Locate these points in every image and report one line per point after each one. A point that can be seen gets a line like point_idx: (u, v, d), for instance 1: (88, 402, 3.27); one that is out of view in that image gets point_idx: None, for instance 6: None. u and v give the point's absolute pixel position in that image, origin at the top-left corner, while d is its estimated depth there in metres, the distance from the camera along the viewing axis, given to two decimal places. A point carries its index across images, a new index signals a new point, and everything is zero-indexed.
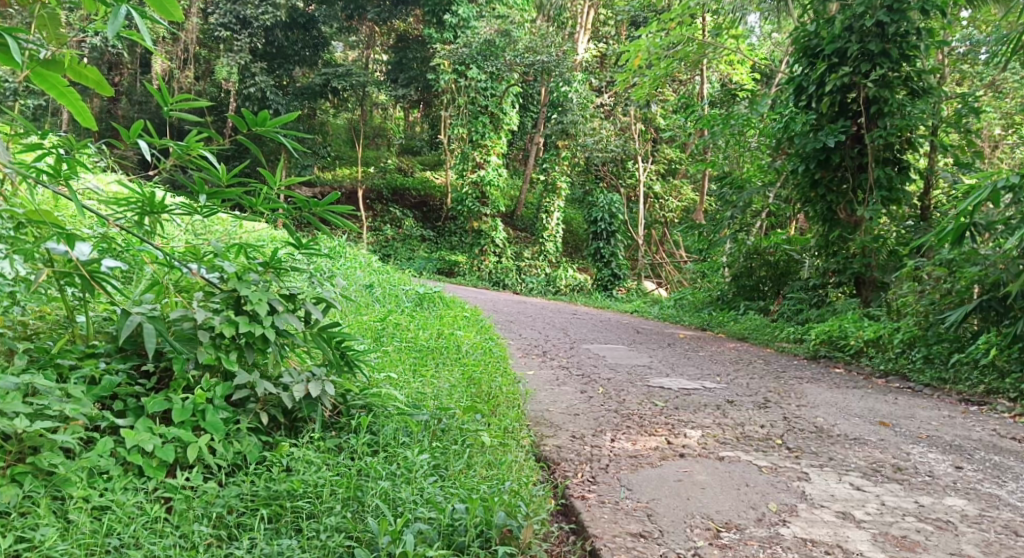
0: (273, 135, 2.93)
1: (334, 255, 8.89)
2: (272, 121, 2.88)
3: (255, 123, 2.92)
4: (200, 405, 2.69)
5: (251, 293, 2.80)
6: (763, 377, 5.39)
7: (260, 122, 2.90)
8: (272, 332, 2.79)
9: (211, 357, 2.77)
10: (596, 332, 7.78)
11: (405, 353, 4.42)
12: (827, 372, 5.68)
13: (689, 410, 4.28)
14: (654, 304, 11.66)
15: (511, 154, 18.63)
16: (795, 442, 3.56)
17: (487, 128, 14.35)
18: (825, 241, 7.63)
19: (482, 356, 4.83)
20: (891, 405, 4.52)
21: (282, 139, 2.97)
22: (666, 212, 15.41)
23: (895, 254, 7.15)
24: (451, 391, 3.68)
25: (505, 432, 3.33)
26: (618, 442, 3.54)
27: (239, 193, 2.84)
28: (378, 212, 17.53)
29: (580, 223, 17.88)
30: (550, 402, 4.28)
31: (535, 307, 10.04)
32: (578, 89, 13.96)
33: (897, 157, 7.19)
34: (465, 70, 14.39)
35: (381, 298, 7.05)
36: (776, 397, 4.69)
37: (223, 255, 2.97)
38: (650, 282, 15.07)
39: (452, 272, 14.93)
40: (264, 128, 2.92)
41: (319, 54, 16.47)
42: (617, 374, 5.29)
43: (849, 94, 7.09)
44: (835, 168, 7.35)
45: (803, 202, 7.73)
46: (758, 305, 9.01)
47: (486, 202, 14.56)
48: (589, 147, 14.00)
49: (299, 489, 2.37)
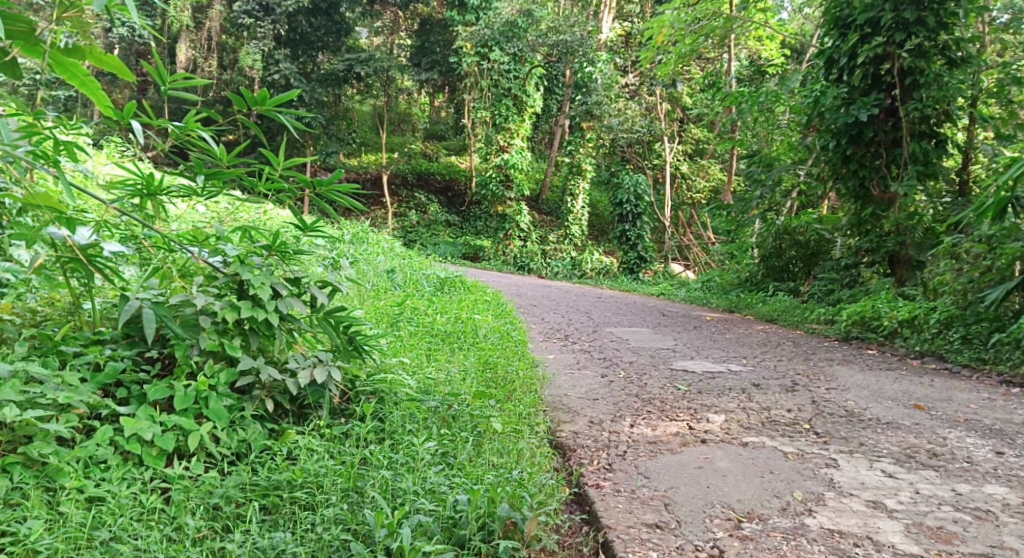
0: (274, 114, 2.86)
1: (354, 242, 8.80)
2: (272, 101, 2.81)
3: (255, 102, 2.83)
4: (203, 392, 2.63)
5: (253, 276, 2.71)
6: (791, 358, 5.24)
7: (261, 102, 2.83)
8: (275, 317, 2.71)
9: (214, 343, 2.70)
10: (621, 315, 7.64)
11: (419, 337, 4.32)
12: (859, 353, 5.49)
13: (713, 393, 4.13)
14: (679, 287, 11.48)
15: (536, 137, 18.46)
16: (825, 427, 3.42)
17: (510, 111, 14.17)
18: (856, 219, 7.38)
19: (499, 340, 4.72)
20: (927, 387, 4.34)
21: (282, 119, 2.91)
22: (694, 192, 15.06)
23: (930, 231, 6.89)
24: (465, 376, 3.59)
25: (517, 418, 3.23)
26: (637, 427, 3.42)
27: (240, 174, 2.75)
28: (403, 198, 17.50)
29: (606, 206, 17.64)
30: (569, 386, 4.19)
31: (560, 291, 9.92)
32: (602, 69, 13.72)
33: (933, 130, 6.92)
34: (487, 52, 14.21)
35: (403, 283, 6.97)
36: (805, 380, 4.53)
37: (227, 238, 2.89)
38: (677, 264, 14.88)
39: (478, 257, 14.85)
40: (264, 107, 2.87)
41: (343, 40, 16.12)
42: (639, 357, 5.16)
43: (883, 65, 6.83)
44: (868, 143, 7.12)
45: (834, 178, 7.49)
46: (788, 287, 8.78)
47: (510, 186, 14.45)
48: (614, 129, 13.65)
49: (298, 478, 2.30)
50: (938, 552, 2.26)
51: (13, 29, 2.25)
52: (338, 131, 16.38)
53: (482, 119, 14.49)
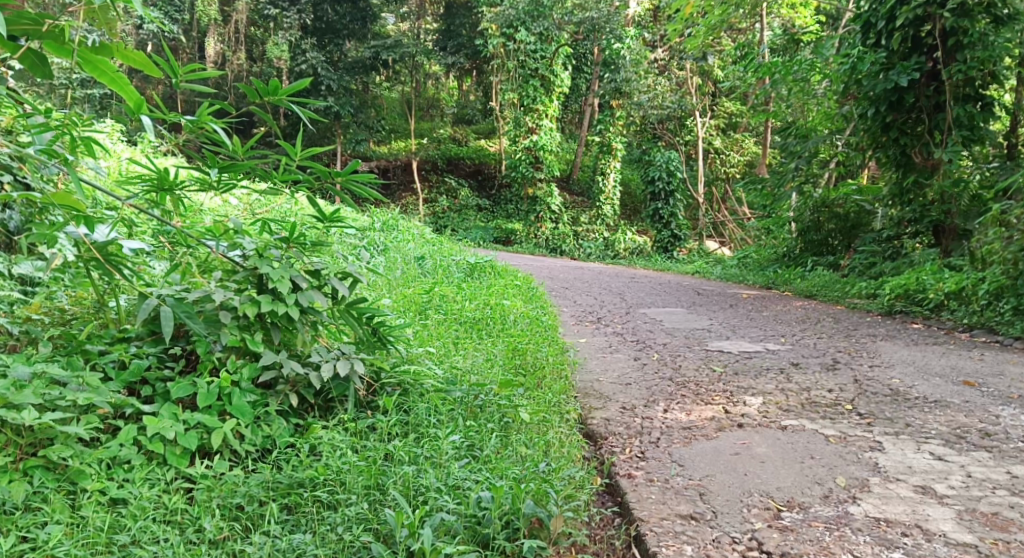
0: (286, 103, 2.79)
1: (384, 230, 8.77)
2: (284, 90, 2.74)
3: (267, 93, 2.77)
4: (226, 389, 2.58)
5: (272, 270, 2.65)
6: (831, 335, 5.07)
7: (273, 92, 2.77)
8: (296, 311, 2.65)
9: (235, 339, 2.65)
10: (655, 295, 7.50)
11: (446, 326, 4.26)
12: (904, 328, 5.29)
13: (750, 374, 4.01)
14: (715, 264, 11.27)
15: (566, 117, 18.24)
16: (868, 407, 3.27)
17: (539, 92, 13.93)
18: (897, 189, 7.11)
19: (528, 326, 4.63)
20: (977, 362, 4.16)
21: (295, 109, 2.83)
22: (728, 167, 14.76)
23: (977, 198, 6.69)
24: (492, 364, 3.52)
25: (545, 406, 3.16)
26: (670, 413, 3.32)
27: (257, 166, 2.68)
28: (433, 184, 17.47)
29: (638, 184, 17.36)
30: (601, 371, 4.10)
31: (593, 272, 9.78)
32: (630, 45, 13.45)
33: (979, 93, 6.63)
34: (513, 33, 13.98)
35: (432, 270, 6.92)
36: (847, 358, 4.38)
37: (246, 231, 2.83)
38: (713, 242, 14.61)
39: (510, 240, 14.76)
40: (276, 98, 2.79)
41: (369, 26, 16.02)
42: (674, 338, 5.04)
43: (923, 27, 6.52)
44: (909, 109, 6.84)
45: (873, 148, 7.21)
46: (828, 261, 8.54)
47: (540, 167, 14.28)
48: (644, 105, 13.28)
49: (321, 476, 2.26)
50: (995, 541, 2.13)
51: (37, 30, 2.27)
52: (367, 119, 16.34)
53: (510, 101, 14.30)
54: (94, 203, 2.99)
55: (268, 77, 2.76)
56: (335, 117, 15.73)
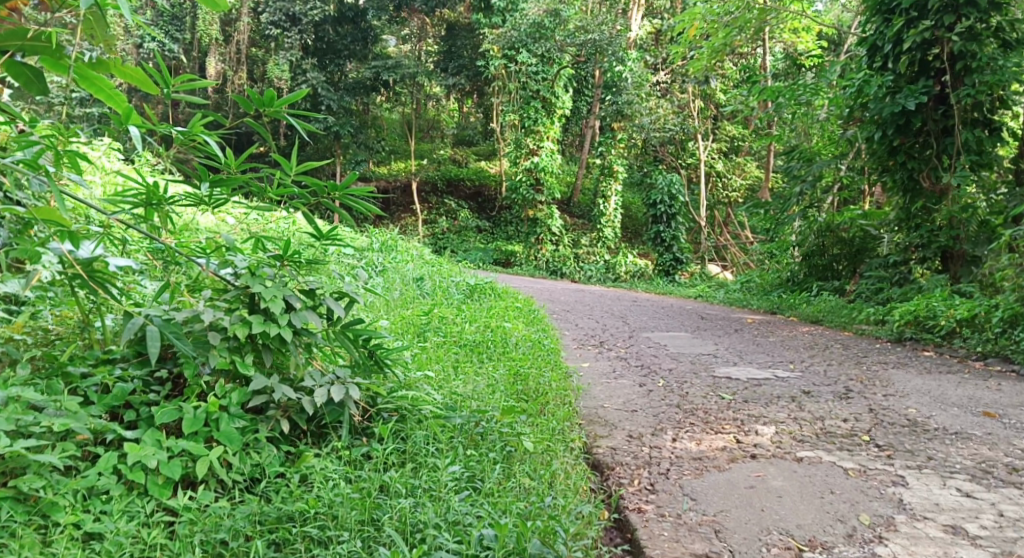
0: (283, 116, 2.69)
1: (383, 251, 8.66)
2: (280, 101, 2.63)
3: (263, 104, 2.67)
4: (214, 414, 2.44)
5: (264, 289, 2.52)
6: (842, 362, 4.93)
7: (269, 104, 2.67)
8: (289, 332, 2.53)
9: (224, 361, 2.51)
10: (658, 319, 7.37)
11: (446, 349, 4.13)
12: (915, 355, 5.16)
13: (760, 402, 3.87)
14: (717, 288, 11.16)
15: (567, 140, 18.24)
16: (886, 439, 3.14)
17: (540, 113, 13.92)
18: (904, 213, 7.02)
19: (530, 350, 4.50)
20: (994, 392, 4.03)
21: (292, 121, 2.72)
22: (730, 191, 14.71)
23: (986, 225, 6.50)
24: (494, 391, 3.38)
25: (549, 434, 3.02)
26: (679, 442, 3.18)
27: (252, 180, 2.57)
28: (433, 205, 17.43)
29: (639, 208, 17.29)
30: (605, 397, 3.97)
31: (594, 295, 9.67)
32: (632, 68, 13.45)
33: (987, 118, 6.57)
34: (514, 54, 13.98)
35: (432, 291, 6.80)
36: (860, 386, 4.24)
37: (240, 248, 2.71)
38: (714, 265, 14.53)
39: (510, 262, 14.63)
40: (273, 109, 2.68)
41: (371, 48, 16.06)
42: (679, 364, 4.90)
43: (931, 50, 6.48)
44: (916, 133, 6.79)
45: (880, 171, 7.16)
46: (833, 286, 8.42)
47: (541, 189, 14.21)
48: (646, 127, 13.40)
49: (312, 510, 2.13)
50: None
51: (35, 45, 2.15)
52: (367, 139, 16.32)
53: (511, 122, 14.25)
54: (81, 218, 2.86)
55: (264, 88, 2.66)
56: (336, 137, 15.71)
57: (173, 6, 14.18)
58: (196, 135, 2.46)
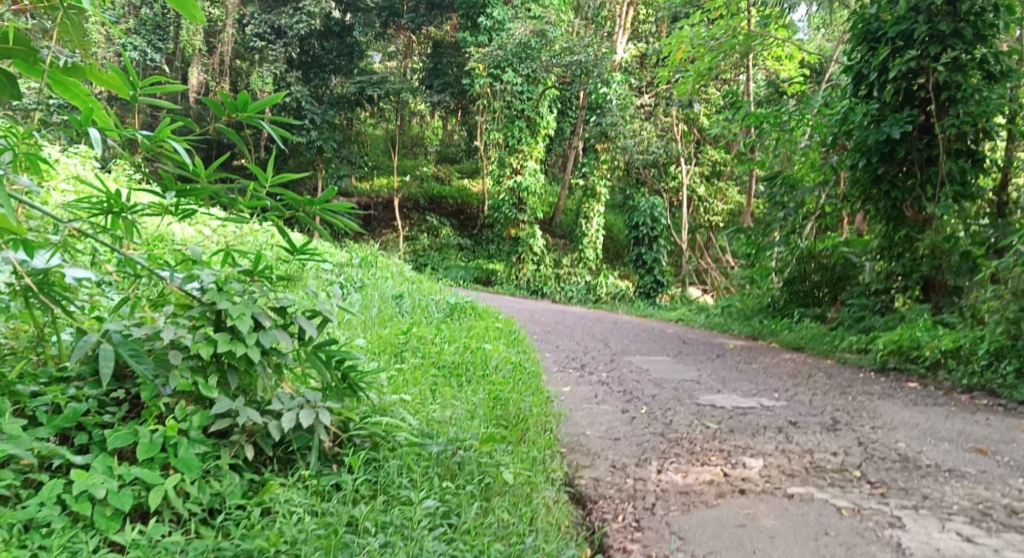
0: (257, 123, 2.54)
1: (362, 267, 8.50)
2: (253, 106, 2.48)
3: (235, 108, 2.51)
4: (171, 439, 2.27)
5: (231, 306, 2.37)
6: (826, 392, 4.83)
7: (242, 108, 2.51)
8: (256, 352, 2.37)
9: (186, 383, 2.34)
10: (639, 342, 7.27)
11: (423, 371, 3.97)
12: (900, 386, 5.09)
13: (747, 432, 3.76)
14: (698, 312, 11.10)
15: (551, 160, 18.23)
16: (878, 475, 3.05)
17: (523, 133, 13.91)
18: (887, 241, 6.99)
19: (511, 373, 4.36)
20: (983, 427, 3.96)
21: (265, 128, 2.58)
22: (711, 215, 14.74)
23: (968, 255, 6.51)
24: (473, 417, 3.23)
25: (529, 464, 2.88)
26: (665, 474, 3.05)
27: (223, 190, 2.41)
28: (415, 221, 17.32)
29: (621, 229, 17.28)
30: (587, 424, 3.83)
31: (576, 316, 9.56)
32: (617, 90, 13.37)
33: (971, 149, 6.55)
34: (500, 73, 13.95)
35: (410, 309, 6.63)
36: (847, 417, 4.14)
37: (209, 260, 2.55)
38: (695, 289, 14.52)
39: (491, 280, 14.50)
40: (245, 114, 2.54)
41: (356, 63, 15.94)
42: (663, 390, 4.78)
43: (916, 80, 6.49)
44: (900, 161, 6.78)
45: (863, 199, 7.10)
46: (814, 313, 8.38)
47: (524, 209, 14.13)
48: (630, 149, 13.26)
49: (273, 547, 1.99)
50: None
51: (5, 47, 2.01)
52: (350, 153, 16.17)
53: (495, 140, 14.17)
54: (40, 224, 2.66)
55: (237, 90, 2.51)
56: (318, 150, 15.56)
57: (156, 15, 14.00)
58: (164, 141, 2.30)
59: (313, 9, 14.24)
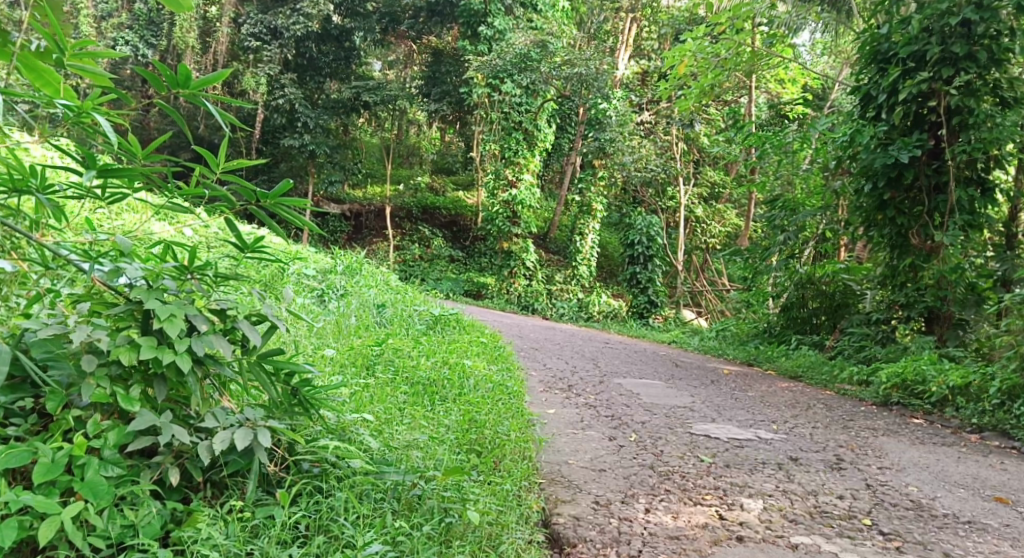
0: (201, 102, 2.13)
1: (346, 274, 8.18)
2: (197, 83, 2.09)
3: (178, 84, 2.10)
4: (79, 459, 1.96)
5: (159, 306, 2.05)
6: (828, 426, 4.51)
7: (185, 84, 2.10)
8: (185, 361, 2.06)
9: (101, 394, 2.01)
10: (631, 364, 6.94)
11: (393, 387, 3.64)
12: (905, 422, 4.78)
13: (742, 467, 3.45)
14: (692, 334, 10.78)
15: (547, 174, 17.96)
16: (891, 525, 2.75)
17: (520, 145, 13.61)
18: (890, 270, 6.68)
19: (489, 393, 4.03)
20: (999, 472, 3.65)
21: (210, 108, 2.17)
22: (708, 237, 14.41)
23: (973, 287, 6.20)
24: (445, 443, 2.91)
25: (502, 500, 2.56)
26: (653, 515, 2.73)
27: (162, 173, 2.10)
28: (407, 231, 17.00)
29: (616, 247, 16.99)
30: (570, 452, 3.51)
31: (567, 334, 9.23)
32: (616, 106, 13.11)
33: (981, 177, 6.26)
34: (499, 84, 13.64)
35: (392, 320, 6.29)
36: (851, 455, 3.83)
37: (147, 253, 2.24)
38: (689, 310, 14.23)
39: (481, 294, 14.19)
40: (188, 92, 2.13)
41: (353, 67, 15.70)
42: (654, 416, 4.45)
43: (927, 103, 6.19)
44: (907, 187, 6.46)
45: (867, 225, 6.79)
46: (812, 340, 8.06)
47: (518, 222, 13.83)
48: (628, 167, 12.96)
49: None
50: None
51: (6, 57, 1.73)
52: (343, 159, 15.89)
53: (491, 152, 13.88)
54: None
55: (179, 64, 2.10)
56: (311, 155, 15.23)
57: (150, 10, 13.69)
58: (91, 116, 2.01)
59: (311, 11, 13.97)
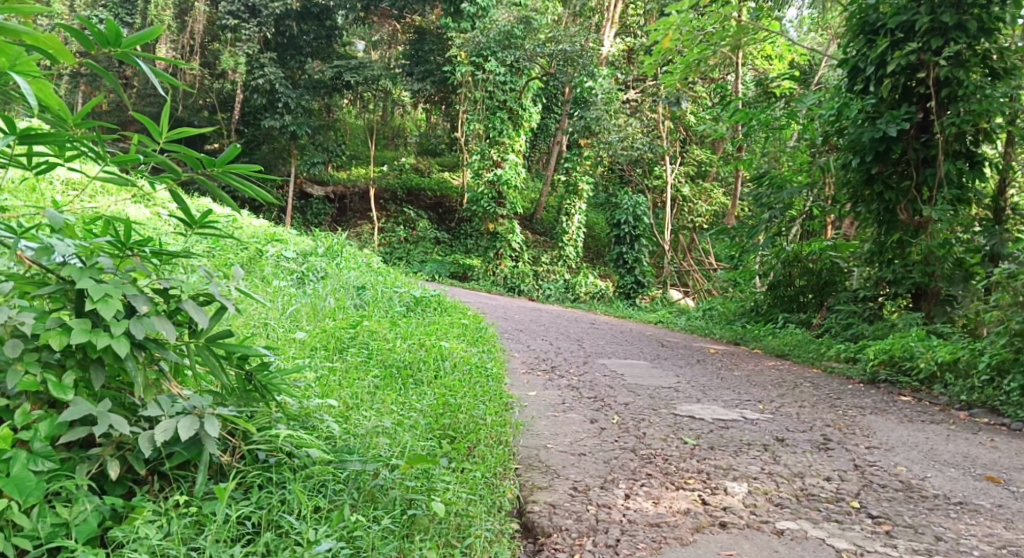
0: (134, 63, 1.92)
1: (327, 256, 8.00)
2: (127, 41, 1.88)
3: (106, 43, 1.88)
4: (6, 453, 1.81)
5: (93, 286, 1.89)
6: (814, 405, 4.41)
7: (114, 43, 1.88)
8: (122, 346, 1.90)
9: (29, 383, 1.85)
10: (616, 345, 6.82)
11: (364, 370, 3.49)
12: (893, 400, 4.68)
13: (726, 448, 3.33)
14: (679, 314, 10.67)
15: (533, 155, 17.74)
16: (880, 507, 2.65)
17: (505, 124, 13.39)
18: (878, 246, 6.57)
19: (467, 375, 3.89)
20: (990, 450, 3.54)
21: (145, 69, 1.96)
22: (695, 216, 14.28)
23: (961, 263, 6.10)
24: (416, 430, 2.77)
25: (471, 489, 2.43)
26: (633, 500, 2.61)
27: (95, 139, 1.93)
28: (391, 213, 16.78)
29: (603, 228, 16.83)
30: (549, 436, 3.37)
31: (552, 315, 9.11)
32: (602, 84, 12.89)
33: (970, 150, 6.14)
34: (482, 62, 13.41)
35: (371, 302, 6.12)
36: (838, 434, 3.73)
37: (84, 229, 2.07)
38: (676, 290, 14.13)
39: (467, 276, 14.02)
40: (120, 52, 1.91)
41: (335, 46, 15.38)
42: (637, 398, 4.32)
43: (916, 75, 6.04)
44: (895, 161, 6.33)
45: (855, 201, 6.67)
46: (799, 318, 7.95)
47: (503, 203, 13.68)
48: (614, 145, 12.80)
49: None
50: None
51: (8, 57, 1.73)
52: (326, 140, 15.63)
53: (476, 132, 13.66)
54: None
55: (104, 20, 1.87)
56: (293, 136, 14.97)
57: None
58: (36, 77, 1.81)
59: None
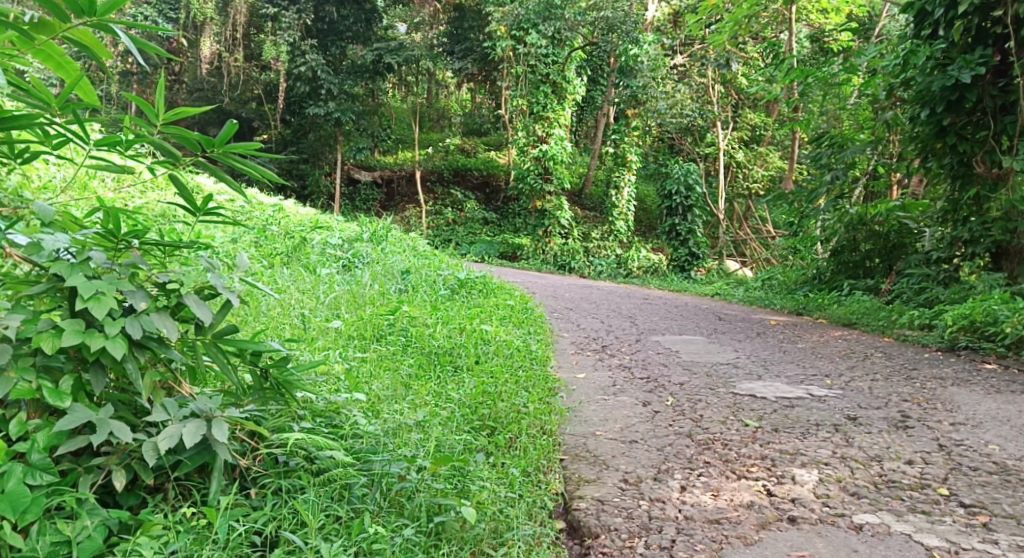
0: (111, 29, 1.65)
1: (372, 241, 7.86)
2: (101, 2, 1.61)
3: (81, 13, 1.64)
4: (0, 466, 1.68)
5: (83, 285, 1.73)
6: (888, 377, 4.07)
7: (89, 10, 1.63)
8: (118, 348, 1.74)
9: (22, 392, 1.71)
10: (671, 320, 6.52)
11: (400, 359, 3.32)
12: (977, 370, 4.29)
13: (792, 430, 3.05)
14: (736, 285, 10.25)
15: (579, 130, 17.31)
16: (972, 494, 2.35)
17: (549, 98, 13.05)
18: (952, 203, 6.13)
19: (510, 360, 3.68)
20: None
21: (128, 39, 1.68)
22: (750, 183, 13.72)
23: None
24: (451, 423, 2.58)
25: (509, 487, 2.25)
26: (690, 494, 2.37)
27: (78, 123, 1.76)
28: (439, 196, 16.65)
29: (654, 201, 16.38)
30: (599, 422, 3.14)
31: (603, 292, 8.83)
32: (648, 50, 12.44)
33: None
34: (523, 35, 13.01)
35: (414, 286, 5.95)
36: (917, 409, 3.40)
37: (76, 221, 1.92)
38: (733, 261, 13.63)
39: (517, 255, 13.77)
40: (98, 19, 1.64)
41: (374, 30, 15.18)
42: (693, 377, 4.05)
43: (992, 14, 5.47)
44: (969, 111, 5.76)
45: (923, 155, 6.16)
46: (866, 285, 7.48)
47: (550, 178, 13.38)
48: (662, 113, 12.36)
49: None
50: None
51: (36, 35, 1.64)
52: (370, 126, 15.57)
53: (519, 108, 13.38)
54: None
55: None
56: (337, 123, 14.90)
57: None
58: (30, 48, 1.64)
59: None
